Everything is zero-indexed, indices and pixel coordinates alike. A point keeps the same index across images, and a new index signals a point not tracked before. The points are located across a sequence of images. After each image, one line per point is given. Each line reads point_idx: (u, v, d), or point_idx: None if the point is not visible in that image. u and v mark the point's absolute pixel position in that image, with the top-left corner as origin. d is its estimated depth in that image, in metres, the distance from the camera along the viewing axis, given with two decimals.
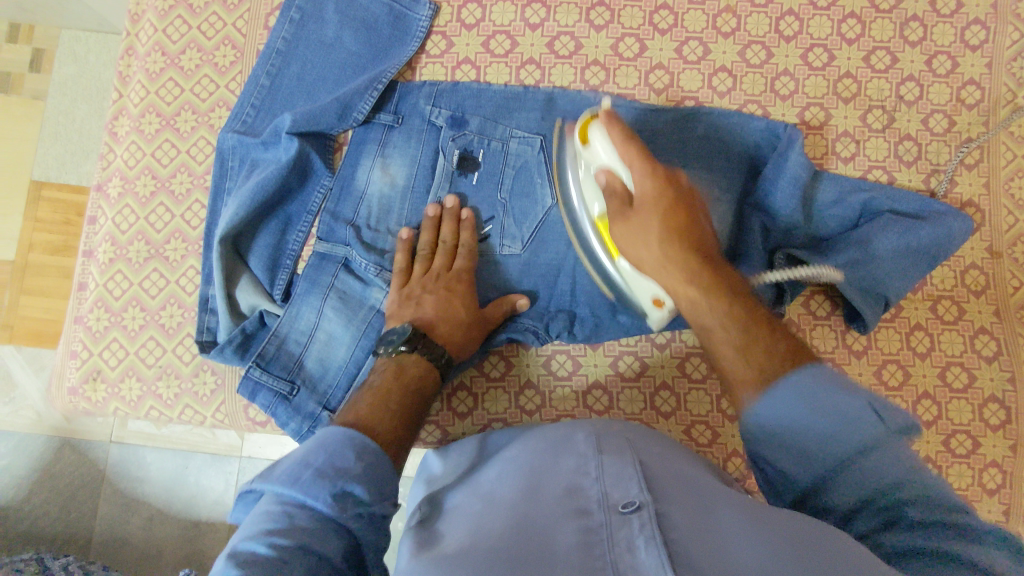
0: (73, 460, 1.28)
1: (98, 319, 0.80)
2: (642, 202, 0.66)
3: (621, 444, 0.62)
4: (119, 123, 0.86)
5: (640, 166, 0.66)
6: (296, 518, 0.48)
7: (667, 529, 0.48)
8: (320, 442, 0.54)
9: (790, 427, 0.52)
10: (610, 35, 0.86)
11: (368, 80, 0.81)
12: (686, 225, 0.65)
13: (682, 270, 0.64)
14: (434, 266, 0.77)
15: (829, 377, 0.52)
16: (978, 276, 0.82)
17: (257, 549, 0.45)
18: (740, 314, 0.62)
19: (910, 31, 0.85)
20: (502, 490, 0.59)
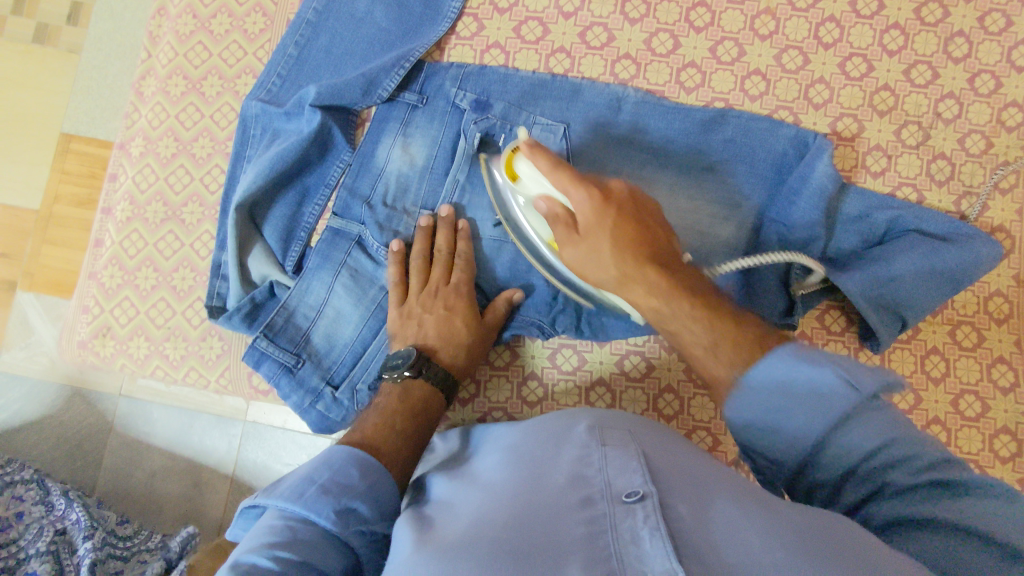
0: (82, 409, 1.30)
1: (111, 276, 0.81)
2: (587, 227, 0.62)
3: (624, 437, 0.62)
4: (146, 83, 0.87)
5: (579, 191, 0.63)
6: (298, 532, 0.51)
7: (673, 524, 0.48)
8: (324, 460, 0.58)
9: (767, 408, 0.52)
10: (644, 29, 0.84)
11: (396, 58, 0.81)
12: (632, 234, 0.62)
13: (639, 285, 0.60)
14: (432, 278, 0.77)
15: (796, 355, 0.50)
16: (1002, 304, 0.80)
17: (261, 560, 0.47)
18: (696, 310, 0.58)
19: (954, 47, 0.83)
20: (492, 478, 0.59)
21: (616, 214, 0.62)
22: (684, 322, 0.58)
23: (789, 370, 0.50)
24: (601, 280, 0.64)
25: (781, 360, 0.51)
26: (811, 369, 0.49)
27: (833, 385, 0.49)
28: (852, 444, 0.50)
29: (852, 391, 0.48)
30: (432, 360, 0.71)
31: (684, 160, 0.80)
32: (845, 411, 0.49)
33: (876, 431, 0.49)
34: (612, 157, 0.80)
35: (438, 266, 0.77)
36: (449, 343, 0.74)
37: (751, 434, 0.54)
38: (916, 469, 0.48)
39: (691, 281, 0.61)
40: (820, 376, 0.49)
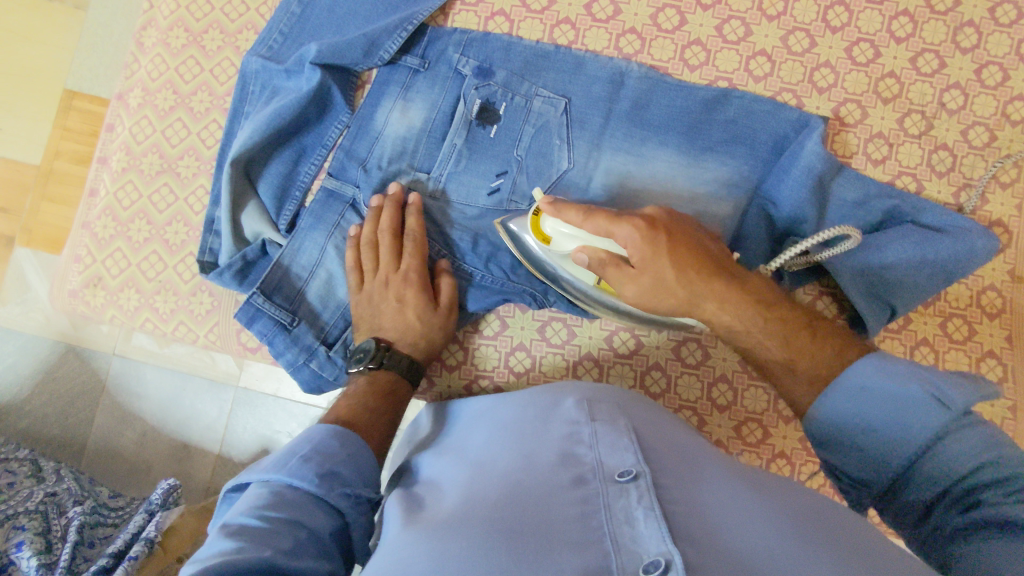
0: (75, 365, 1.31)
1: (104, 226, 0.81)
2: (640, 262, 0.61)
3: (613, 411, 0.62)
4: (147, 34, 0.86)
5: (622, 228, 0.61)
6: (284, 494, 0.52)
7: (666, 506, 0.48)
8: (307, 436, 0.59)
9: (858, 424, 0.55)
10: (650, 4, 0.84)
11: (399, 20, 0.80)
12: (691, 254, 0.61)
13: (709, 300, 0.61)
14: (383, 264, 0.76)
15: (885, 368, 0.54)
16: (995, 299, 0.80)
17: (250, 522, 0.48)
18: (769, 324, 0.61)
19: (963, 38, 0.82)
20: (487, 454, 0.59)
21: (667, 239, 0.61)
22: (758, 336, 0.62)
23: (877, 380, 0.54)
24: (669, 308, 0.63)
25: (871, 371, 0.54)
26: (902, 385, 0.53)
27: (920, 398, 0.52)
28: (945, 459, 0.51)
29: (941, 408, 0.51)
30: (393, 347, 0.73)
31: (684, 138, 0.79)
32: (933, 428, 0.51)
33: (969, 450, 0.50)
34: (612, 132, 0.80)
35: (383, 248, 0.76)
36: (408, 332, 0.74)
37: (834, 448, 0.57)
38: (1010, 489, 0.47)
39: (760, 293, 0.63)
40: (907, 390, 0.52)
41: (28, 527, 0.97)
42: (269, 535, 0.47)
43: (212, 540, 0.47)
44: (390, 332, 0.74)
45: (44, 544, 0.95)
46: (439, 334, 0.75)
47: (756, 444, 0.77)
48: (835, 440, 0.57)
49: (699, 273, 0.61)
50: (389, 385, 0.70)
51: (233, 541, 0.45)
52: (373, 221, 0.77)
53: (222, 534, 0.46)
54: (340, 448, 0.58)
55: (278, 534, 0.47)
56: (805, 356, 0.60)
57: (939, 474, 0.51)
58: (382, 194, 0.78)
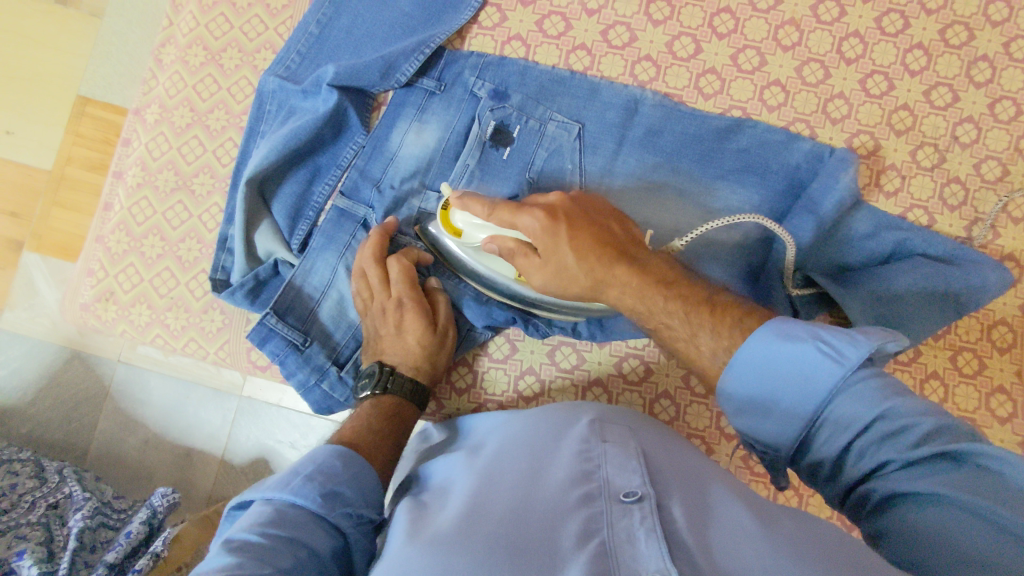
0: (80, 372, 1.31)
1: (118, 241, 0.81)
2: (542, 248, 0.64)
3: (625, 434, 0.61)
4: (165, 51, 0.86)
5: (523, 216, 0.64)
6: (286, 513, 0.52)
7: (670, 531, 0.47)
8: (312, 455, 0.59)
9: (761, 395, 0.51)
10: (666, 32, 0.84)
11: (416, 43, 0.81)
12: (589, 240, 0.62)
13: (613, 286, 0.61)
14: (376, 292, 0.75)
15: (782, 333, 0.50)
16: (1006, 333, 0.80)
17: (251, 538, 0.48)
18: (669, 301, 0.58)
19: (977, 72, 0.82)
20: (499, 464, 0.58)
21: (568, 228, 0.63)
22: (660, 316, 0.59)
23: (777, 348, 0.50)
24: (577, 293, 0.65)
25: (766, 339, 0.51)
26: (790, 345, 0.49)
27: (811, 356, 0.48)
28: (847, 420, 0.47)
29: (836, 364, 0.47)
30: (396, 371, 0.72)
31: (696, 166, 0.80)
32: (830, 388, 0.47)
33: (869, 404, 0.46)
34: (625, 158, 0.80)
35: (371, 276, 0.75)
36: (409, 356, 0.73)
37: (740, 420, 0.53)
38: (913, 443, 0.45)
39: (659, 274, 0.61)
40: (797, 351, 0.49)
41: (30, 536, 0.97)
42: (268, 554, 0.47)
43: (212, 556, 0.47)
44: (392, 357, 0.74)
45: (46, 553, 0.95)
46: (440, 356, 0.75)
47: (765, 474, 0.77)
48: (739, 411, 0.53)
49: (595, 254, 0.62)
50: (394, 406, 0.70)
51: (232, 556, 0.46)
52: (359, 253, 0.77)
53: (222, 547, 0.47)
54: (344, 468, 0.58)
55: (277, 552, 0.48)
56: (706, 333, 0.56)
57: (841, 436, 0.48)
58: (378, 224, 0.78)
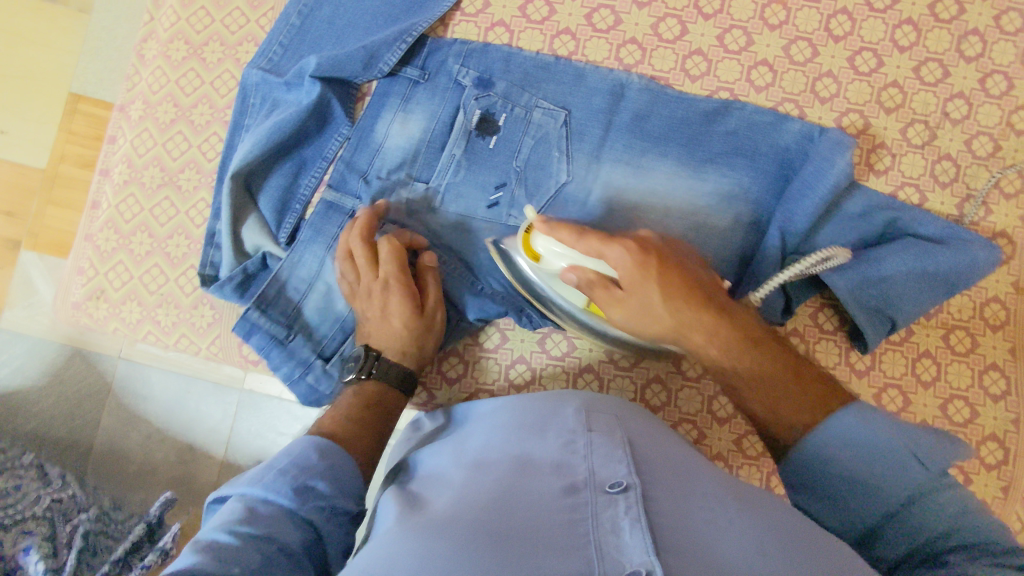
0: (82, 369, 1.31)
1: (107, 239, 0.81)
2: (630, 285, 0.64)
3: (611, 423, 0.61)
4: (147, 46, 0.86)
5: (614, 249, 0.64)
6: (258, 510, 0.52)
7: (654, 521, 0.47)
8: (287, 450, 0.59)
9: (838, 474, 0.55)
10: (651, 14, 0.83)
11: (398, 32, 0.80)
12: (679, 283, 0.63)
13: (699, 331, 0.63)
14: (363, 273, 0.74)
15: (873, 420, 0.55)
16: (998, 310, 0.80)
17: (220, 536, 0.48)
18: (755, 362, 0.62)
19: (967, 46, 0.81)
20: (487, 455, 0.58)
21: (658, 266, 0.63)
22: (748, 373, 0.62)
23: (862, 431, 0.55)
24: (655, 333, 0.65)
25: (854, 419, 0.55)
26: (883, 436, 0.53)
27: (901, 453, 0.52)
28: (919, 521, 0.51)
29: (923, 466, 0.51)
30: (382, 355, 0.72)
31: (684, 149, 0.79)
32: (909, 484, 0.51)
33: (943, 513, 0.50)
34: (612, 143, 0.80)
35: (360, 258, 0.74)
36: (395, 341, 0.73)
37: (807, 493, 0.57)
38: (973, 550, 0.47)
39: (750, 329, 0.64)
40: (889, 444, 0.53)
41: (36, 532, 0.98)
42: (235, 549, 0.47)
43: (182, 555, 0.47)
44: (379, 340, 0.73)
45: (52, 548, 0.96)
46: (429, 340, 0.75)
47: (757, 457, 0.77)
48: (808, 483, 0.57)
49: (687, 298, 0.63)
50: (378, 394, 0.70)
51: (197, 556, 0.46)
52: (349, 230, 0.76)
53: (190, 548, 0.47)
54: (328, 459, 0.58)
55: (246, 548, 0.47)
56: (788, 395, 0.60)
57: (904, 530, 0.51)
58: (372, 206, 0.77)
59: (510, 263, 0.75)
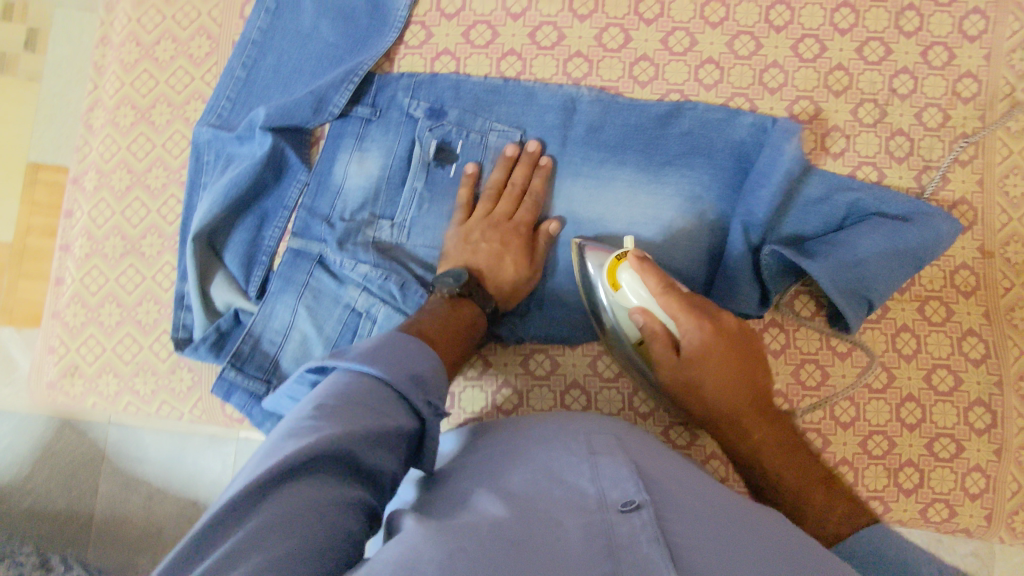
0: (72, 439, 1.28)
1: (75, 314, 0.80)
2: (692, 354, 0.66)
3: (612, 439, 0.59)
4: (94, 115, 0.85)
5: (690, 321, 0.66)
6: (358, 396, 0.51)
7: (671, 539, 0.45)
8: (401, 349, 0.58)
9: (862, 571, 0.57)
10: (593, 26, 0.83)
11: (344, 72, 0.80)
12: (734, 370, 0.67)
13: (733, 427, 0.68)
14: (499, 211, 0.78)
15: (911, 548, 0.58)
16: (969, 277, 0.81)
17: (309, 421, 0.48)
18: (783, 460, 0.67)
19: (906, 22, 0.83)
20: (491, 474, 0.56)
21: (723, 349, 0.67)
22: (774, 470, 0.67)
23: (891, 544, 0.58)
24: (689, 406, 0.69)
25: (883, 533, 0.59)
26: (919, 555, 0.55)
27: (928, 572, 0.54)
28: None
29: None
30: (484, 286, 0.74)
31: (641, 155, 0.80)
32: None
33: None
34: (569, 156, 0.81)
35: (503, 201, 0.78)
36: (498, 276, 0.75)
37: None
38: None
39: (785, 435, 0.69)
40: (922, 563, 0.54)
41: None
42: (318, 428, 0.47)
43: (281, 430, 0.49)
44: (481, 264, 0.75)
45: None
46: (524, 286, 0.77)
47: None
48: None
49: (739, 393, 0.67)
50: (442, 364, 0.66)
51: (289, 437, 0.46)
52: (528, 173, 0.79)
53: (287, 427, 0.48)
54: None
55: (329, 427, 0.47)
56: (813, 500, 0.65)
57: None
58: (520, 148, 0.80)
59: (584, 267, 0.76)
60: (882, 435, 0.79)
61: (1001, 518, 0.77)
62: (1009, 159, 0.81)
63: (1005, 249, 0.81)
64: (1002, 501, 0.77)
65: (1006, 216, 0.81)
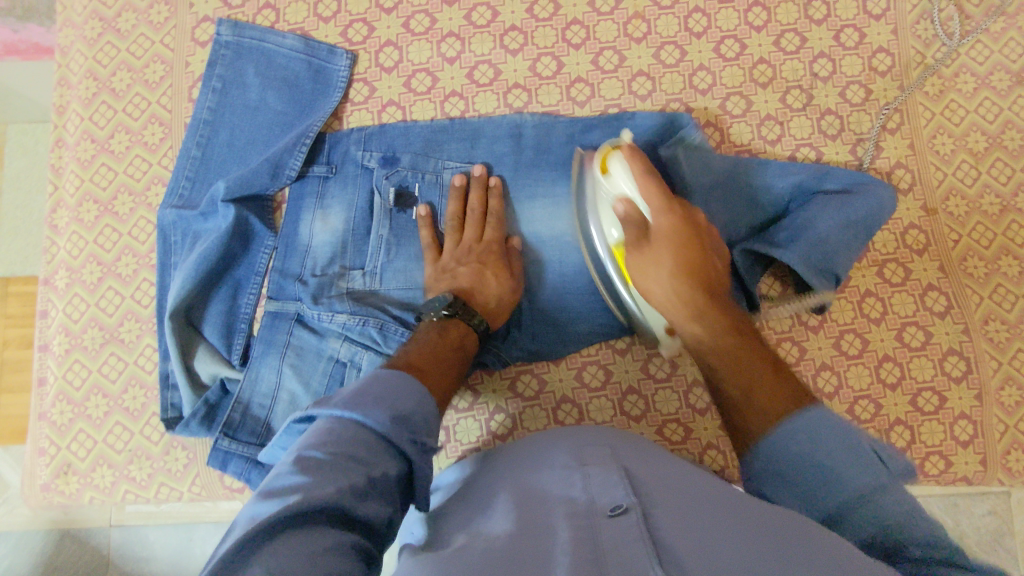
0: (74, 550, 1.25)
1: (61, 412, 0.80)
2: (659, 237, 0.70)
3: (603, 450, 0.60)
4: (58, 215, 0.86)
5: (660, 203, 0.70)
6: (340, 450, 0.51)
7: (658, 536, 0.46)
8: (383, 388, 0.57)
9: (803, 462, 0.53)
10: (526, 58, 0.88)
11: (296, 137, 0.83)
12: (690, 260, 0.69)
13: (688, 309, 0.68)
14: (467, 235, 0.80)
15: (837, 419, 0.54)
16: (918, 235, 0.84)
17: (288, 478, 0.48)
18: (735, 346, 0.65)
19: (814, 11, 0.88)
20: (486, 504, 0.56)
21: (687, 235, 0.70)
22: (719, 352, 0.65)
23: (833, 428, 0.53)
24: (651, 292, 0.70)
25: (819, 416, 0.54)
26: (853, 436, 0.52)
27: (868, 454, 0.51)
28: (873, 512, 0.49)
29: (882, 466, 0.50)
30: (469, 305, 0.74)
31: None
32: (866, 482, 0.50)
33: (890, 508, 0.48)
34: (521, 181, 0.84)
35: (468, 225, 0.80)
36: (485, 294, 0.76)
37: (772, 482, 0.55)
38: (933, 547, 0.45)
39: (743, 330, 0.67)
40: (860, 444, 0.52)
41: None
42: (296, 486, 0.47)
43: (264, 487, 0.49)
44: (463, 283, 0.76)
45: None
46: (507, 305, 0.78)
47: None
48: (773, 472, 0.54)
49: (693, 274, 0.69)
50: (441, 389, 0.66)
51: (266, 499, 0.47)
52: (483, 197, 0.82)
53: (269, 485, 0.49)
54: None
55: (305, 485, 0.47)
56: (761, 382, 0.60)
57: (859, 526, 0.49)
58: (469, 174, 0.83)
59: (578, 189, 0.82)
60: (868, 399, 0.81)
61: (996, 460, 0.79)
62: (933, 121, 0.86)
63: (946, 204, 0.85)
64: (993, 442, 0.79)
65: (941, 173, 0.85)
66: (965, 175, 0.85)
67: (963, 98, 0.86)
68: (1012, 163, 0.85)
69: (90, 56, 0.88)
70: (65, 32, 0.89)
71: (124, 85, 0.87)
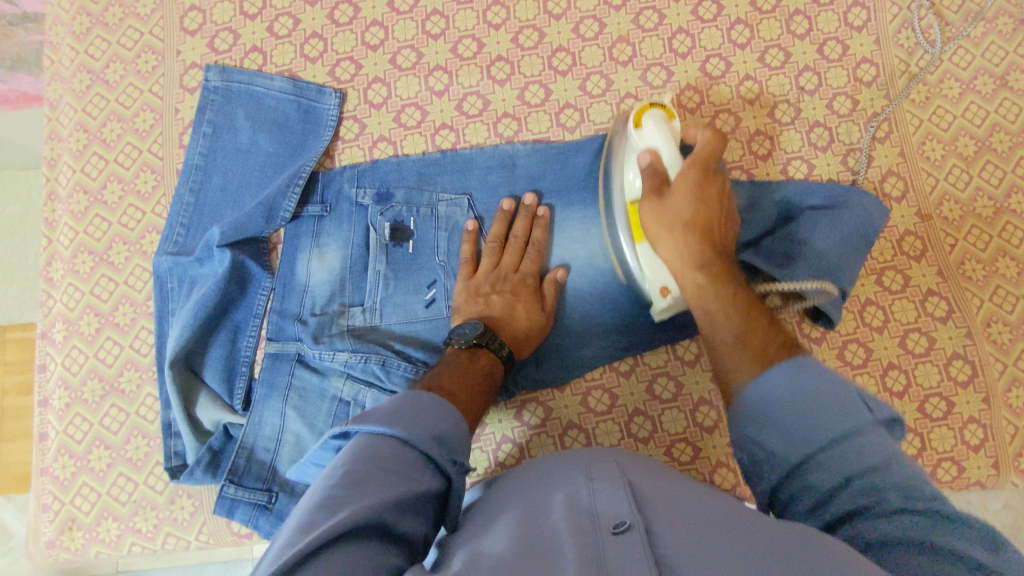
0: None
1: (64, 466, 0.79)
2: (681, 190, 0.68)
3: (611, 466, 0.59)
4: (53, 267, 0.86)
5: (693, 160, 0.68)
6: (385, 465, 0.51)
7: (661, 555, 0.46)
8: (418, 409, 0.57)
9: (789, 405, 0.54)
10: (514, 87, 0.88)
11: (288, 177, 0.83)
12: (709, 213, 0.67)
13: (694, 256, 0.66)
14: (505, 263, 0.80)
15: (819, 367, 0.55)
16: (915, 242, 0.84)
17: (335, 492, 0.48)
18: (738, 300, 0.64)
19: (796, 26, 0.89)
20: (492, 521, 0.55)
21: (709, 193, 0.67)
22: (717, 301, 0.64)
23: (819, 378, 0.54)
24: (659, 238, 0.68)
25: (807, 366, 0.56)
26: (840, 384, 0.54)
27: (854, 400, 0.53)
28: (853, 457, 0.50)
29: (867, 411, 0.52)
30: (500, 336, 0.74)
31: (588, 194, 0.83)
32: (852, 425, 0.51)
33: (872, 453, 0.50)
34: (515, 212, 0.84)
35: (507, 253, 0.80)
36: (513, 323, 0.76)
37: (755, 424, 0.55)
38: (910, 496, 0.47)
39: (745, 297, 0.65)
40: (847, 391, 0.53)
41: None
42: (344, 499, 0.47)
43: (307, 501, 0.48)
44: (493, 310, 0.76)
45: None
46: (533, 336, 0.77)
47: None
48: (757, 417, 0.55)
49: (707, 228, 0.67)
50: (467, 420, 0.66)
51: (315, 512, 0.46)
52: (529, 225, 0.81)
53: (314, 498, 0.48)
54: None
55: (354, 499, 0.47)
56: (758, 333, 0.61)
57: (836, 472, 0.50)
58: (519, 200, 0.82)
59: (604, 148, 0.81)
60: None
61: (1009, 463, 0.79)
62: (922, 128, 0.87)
63: (941, 209, 0.85)
64: (1005, 445, 0.79)
65: (933, 178, 0.86)
66: (957, 180, 0.85)
67: (949, 103, 0.87)
68: (1003, 165, 0.85)
69: (80, 108, 0.89)
70: (54, 86, 0.90)
71: (115, 135, 0.88)
